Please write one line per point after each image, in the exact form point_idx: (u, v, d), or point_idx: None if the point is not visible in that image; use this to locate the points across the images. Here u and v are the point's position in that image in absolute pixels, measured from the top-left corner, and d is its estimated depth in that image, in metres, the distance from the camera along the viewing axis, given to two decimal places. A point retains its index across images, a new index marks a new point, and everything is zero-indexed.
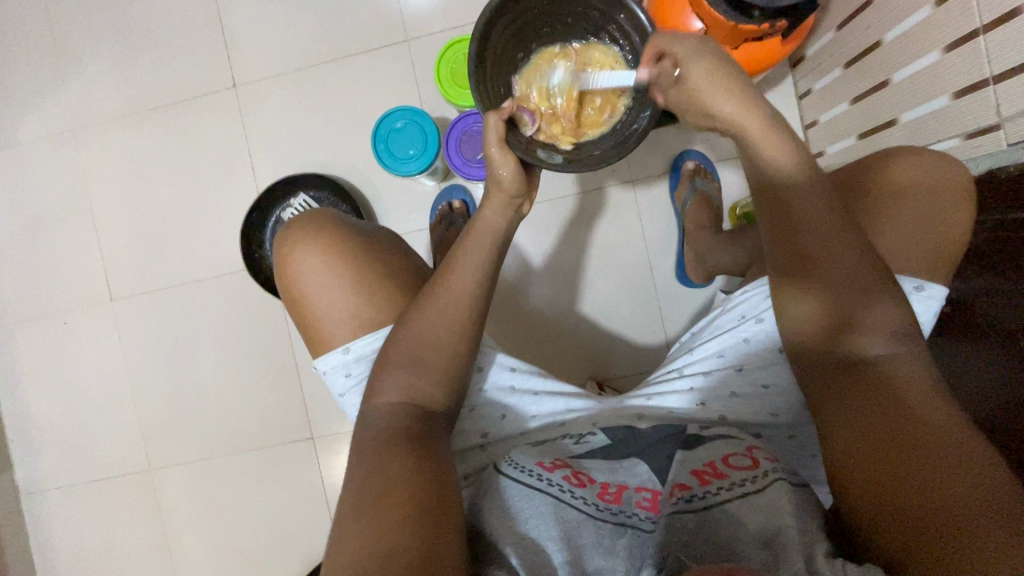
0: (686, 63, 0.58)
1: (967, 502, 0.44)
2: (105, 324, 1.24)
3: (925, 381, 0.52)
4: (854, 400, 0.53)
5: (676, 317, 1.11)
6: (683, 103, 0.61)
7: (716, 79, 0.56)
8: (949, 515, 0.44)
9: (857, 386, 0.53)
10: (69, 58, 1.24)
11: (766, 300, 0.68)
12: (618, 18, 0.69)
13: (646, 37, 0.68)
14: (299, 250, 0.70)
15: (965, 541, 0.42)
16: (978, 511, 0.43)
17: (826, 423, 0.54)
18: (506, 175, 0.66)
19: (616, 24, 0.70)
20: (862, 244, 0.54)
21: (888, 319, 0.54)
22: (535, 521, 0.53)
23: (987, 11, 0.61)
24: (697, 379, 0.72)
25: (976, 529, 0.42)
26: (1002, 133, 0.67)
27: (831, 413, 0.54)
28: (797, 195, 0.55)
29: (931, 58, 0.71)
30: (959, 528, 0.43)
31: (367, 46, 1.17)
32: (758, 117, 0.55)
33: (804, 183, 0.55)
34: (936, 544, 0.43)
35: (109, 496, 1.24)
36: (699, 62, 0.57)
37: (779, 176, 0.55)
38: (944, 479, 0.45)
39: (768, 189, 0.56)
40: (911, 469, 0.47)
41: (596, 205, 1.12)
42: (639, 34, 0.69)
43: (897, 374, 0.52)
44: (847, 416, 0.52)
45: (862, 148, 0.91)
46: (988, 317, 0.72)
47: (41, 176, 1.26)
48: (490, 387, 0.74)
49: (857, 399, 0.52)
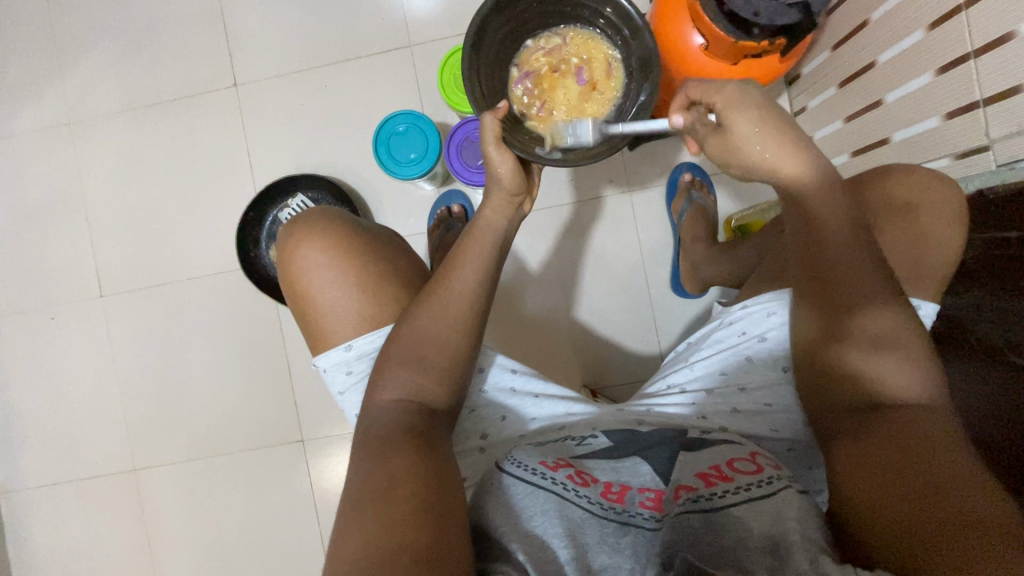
0: (728, 105, 0.54)
1: (981, 512, 0.44)
2: (94, 320, 1.23)
3: (939, 414, 0.53)
4: (867, 424, 0.54)
5: (670, 327, 1.12)
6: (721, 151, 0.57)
7: (764, 128, 0.53)
8: (962, 521, 0.43)
9: (869, 414, 0.55)
10: (67, 52, 1.24)
11: (769, 316, 0.70)
12: (605, 11, 0.72)
13: (638, 29, 0.70)
14: (305, 245, 0.70)
15: (974, 543, 0.42)
16: (991, 520, 0.43)
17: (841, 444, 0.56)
18: (505, 173, 0.67)
19: (605, 19, 0.72)
20: (863, 259, 0.56)
21: (886, 334, 0.55)
22: (539, 518, 0.54)
23: (978, 36, 0.64)
24: (698, 396, 0.73)
25: (987, 533, 0.42)
26: (993, 154, 0.69)
27: (846, 437, 0.56)
28: (815, 209, 0.55)
29: (923, 79, 0.74)
30: (971, 532, 0.42)
31: (370, 49, 1.18)
32: (796, 155, 0.54)
33: (823, 198, 0.55)
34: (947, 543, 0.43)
35: (92, 496, 1.22)
36: (746, 104, 0.54)
37: (801, 190, 0.55)
38: (959, 490, 0.45)
39: (790, 202, 0.57)
40: (934, 494, 0.46)
41: (594, 214, 1.14)
42: (630, 27, 0.71)
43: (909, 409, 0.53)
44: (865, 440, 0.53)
45: (855, 166, 0.93)
46: (975, 333, 0.74)
47: (34, 168, 1.25)
48: (490, 387, 0.75)
49: (873, 427, 0.53)
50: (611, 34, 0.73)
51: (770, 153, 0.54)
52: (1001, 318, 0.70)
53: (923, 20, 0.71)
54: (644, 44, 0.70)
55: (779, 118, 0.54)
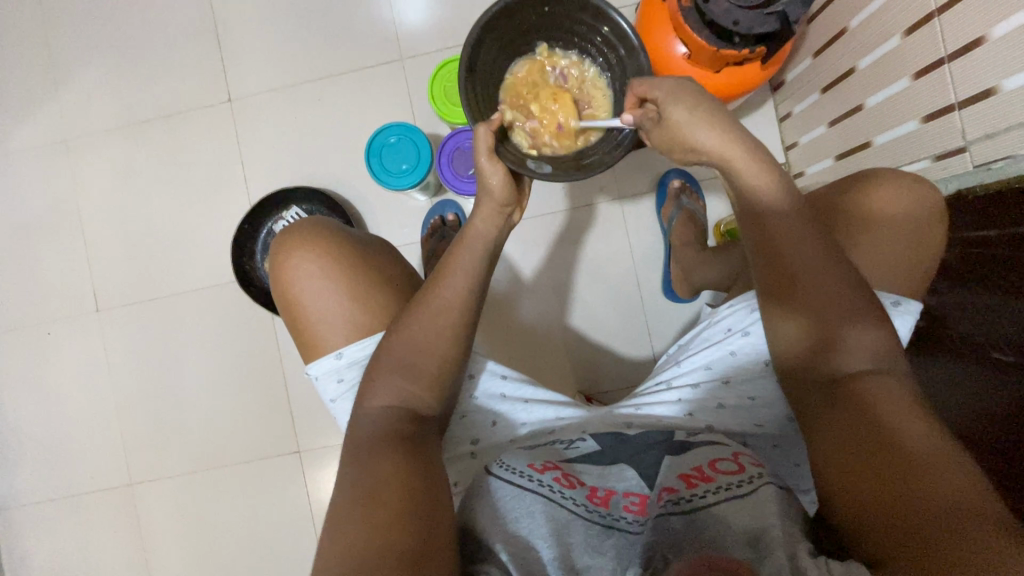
0: (666, 100, 0.61)
1: (945, 499, 0.45)
2: (90, 333, 1.24)
3: (898, 389, 0.54)
4: (830, 409, 0.55)
5: (662, 331, 1.13)
6: (665, 143, 0.63)
7: (698, 114, 0.59)
8: (930, 512, 0.45)
9: (831, 396, 0.56)
10: (64, 70, 1.25)
11: (752, 313, 0.70)
12: (602, 31, 0.72)
13: (633, 49, 0.70)
14: (295, 255, 0.71)
15: (944, 535, 0.43)
16: (956, 507, 0.44)
17: (810, 431, 0.57)
18: (496, 185, 0.68)
19: (602, 36, 0.72)
20: (841, 269, 0.57)
21: (865, 345, 0.56)
22: (525, 520, 0.55)
23: (951, 41, 0.66)
24: (685, 391, 0.74)
25: (953, 523, 0.43)
26: (969, 155, 0.69)
27: (813, 423, 0.56)
28: (777, 218, 0.58)
29: (901, 84, 0.75)
30: (939, 524, 0.44)
31: (363, 63, 1.19)
32: (736, 144, 0.59)
33: (785, 209, 0.58)
34: (920, 539, 0.44)
35: (88, 510, 1.22)
36: (679, 98, 0.60)
37: (760, 202, 0.59)
38: (923, 476, 0.46)
39: (751, 212, 0.60)
40: (901, 485, 0.47)
41: (584, 221, 1.15)
42: (626, 47, 0.71)
43: (875, 388, 0.54)
44: (839, 428, 0.53)
45: (838, 170, 0.95)
46: (958, 331, 0.75)
47: (32, 185, 1.26)
48: (481, 394, 0.76)
49: (848, 415, 0.53)
50: (607, 52, 0.74)
51: (706, 139, 0.59)
52: (983, 316, 0.71)
53: (899, 26, 0.73)
54: (638, 65, 0.71)
55: (714, 108, 0.60)
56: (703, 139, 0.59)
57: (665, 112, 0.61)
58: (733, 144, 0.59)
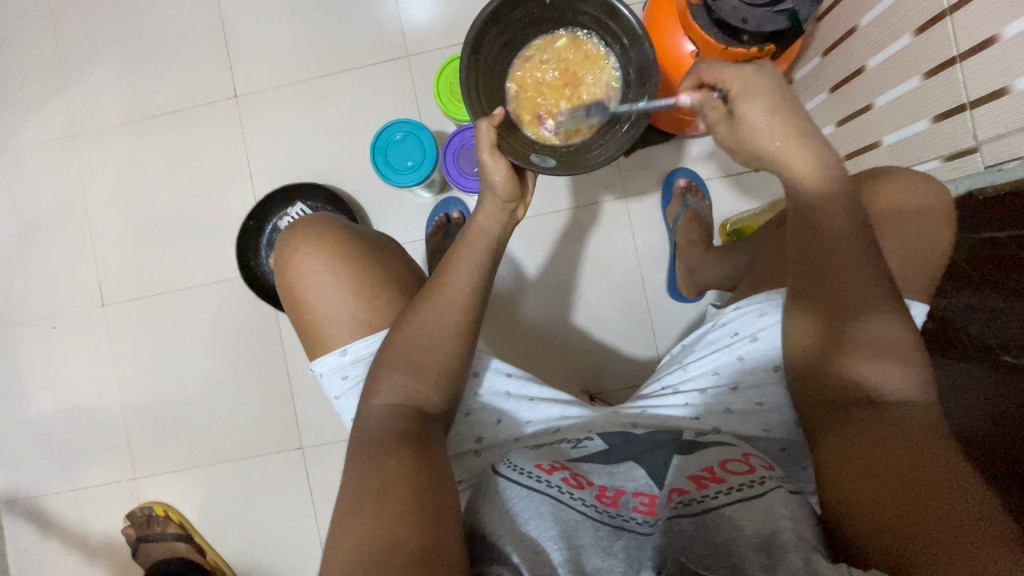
0: (742, 97, 0.53)
1: (952, 505, 0.44)
2: (96, 328, 1.24)
3: (926, 412, 0.54)
4: (853, 422, 0.56)
5: (667, 331, 1.13)
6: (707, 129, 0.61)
7: (773, 121, 0.52)
8: (933, 515, 0.44)
9: (854, 412, 0.57)
10: (71, 65, 1.26)
11: (762, 316, 0.70)
12: (606, 24, 0.71)
13: (637, 39, 0.69)
14: (300, 250, 0.71)
15: (946, 537, 0.43)
16: (960, 513, 0.44)
17: (831, 440, 0.57)
18: (500, 180, 0.67)
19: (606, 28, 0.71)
20: (868, 268, 0.55)
21: (891, 347, 0.56)
22: (533, 521, 0.54)
23: (963, 39, 0.65)
24: (693, 396, 0.74)
25: (956, 527, 0.43)
26: (980, 155, 0.69)
27: (835, 432, 0.57)
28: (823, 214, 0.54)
29: (912, 83, 0.74)
30: (942, 528, 0.43)
31: (369, 60, 1.19)
32: (800, 150, 0.52)
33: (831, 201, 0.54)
34: (922, 540, 0.44)
35: (93, 504, 1.23)
36: (756, 97, 0.53)
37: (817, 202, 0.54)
38: (934, 485, 0.46)
39: (803, 209, 0.55)
40: (910, 490, 0.47)
41: (589, 220, 1.15)
42: (630, 37, 0.69)
43: (901, 406, 0.54)
44: (861, 437, 0.54)
45: (846, 169, 0.94)
46: (968, 332, 0.74)
47: (38, 179, 1.26)
48: (486, 392, 0.76)
49: (873, 426, 0.54)
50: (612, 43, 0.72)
51: (773, 145, 0.53)
52: (992, 318, 0.70)
53: (910, 25, 0.72)
54: (643, 54, 0.69)
55: (794, 111, 0.53)
56: (768, 145, 0.53)
57: (739, 109, 0.53)
58: (802, 145, 0.52)
